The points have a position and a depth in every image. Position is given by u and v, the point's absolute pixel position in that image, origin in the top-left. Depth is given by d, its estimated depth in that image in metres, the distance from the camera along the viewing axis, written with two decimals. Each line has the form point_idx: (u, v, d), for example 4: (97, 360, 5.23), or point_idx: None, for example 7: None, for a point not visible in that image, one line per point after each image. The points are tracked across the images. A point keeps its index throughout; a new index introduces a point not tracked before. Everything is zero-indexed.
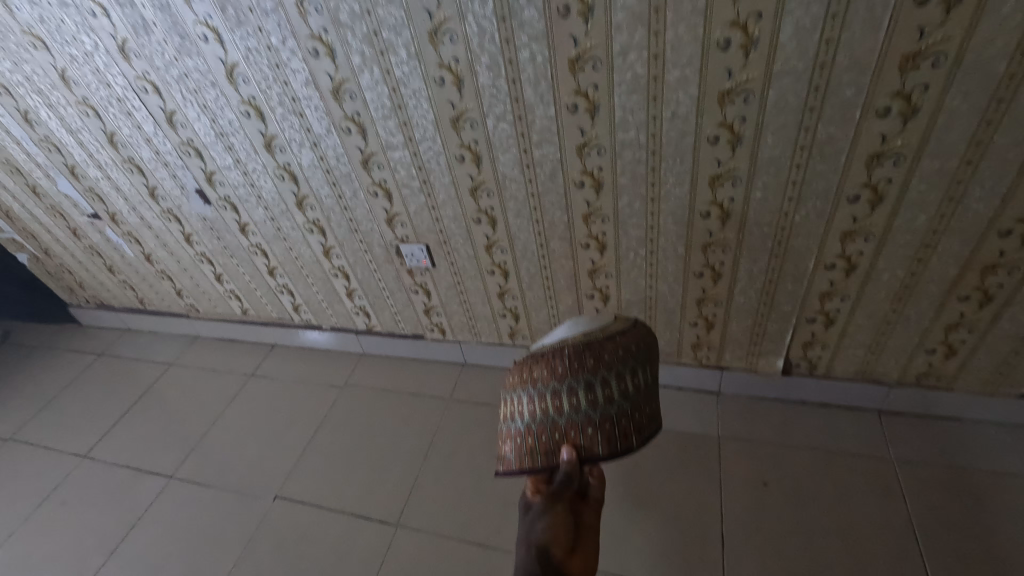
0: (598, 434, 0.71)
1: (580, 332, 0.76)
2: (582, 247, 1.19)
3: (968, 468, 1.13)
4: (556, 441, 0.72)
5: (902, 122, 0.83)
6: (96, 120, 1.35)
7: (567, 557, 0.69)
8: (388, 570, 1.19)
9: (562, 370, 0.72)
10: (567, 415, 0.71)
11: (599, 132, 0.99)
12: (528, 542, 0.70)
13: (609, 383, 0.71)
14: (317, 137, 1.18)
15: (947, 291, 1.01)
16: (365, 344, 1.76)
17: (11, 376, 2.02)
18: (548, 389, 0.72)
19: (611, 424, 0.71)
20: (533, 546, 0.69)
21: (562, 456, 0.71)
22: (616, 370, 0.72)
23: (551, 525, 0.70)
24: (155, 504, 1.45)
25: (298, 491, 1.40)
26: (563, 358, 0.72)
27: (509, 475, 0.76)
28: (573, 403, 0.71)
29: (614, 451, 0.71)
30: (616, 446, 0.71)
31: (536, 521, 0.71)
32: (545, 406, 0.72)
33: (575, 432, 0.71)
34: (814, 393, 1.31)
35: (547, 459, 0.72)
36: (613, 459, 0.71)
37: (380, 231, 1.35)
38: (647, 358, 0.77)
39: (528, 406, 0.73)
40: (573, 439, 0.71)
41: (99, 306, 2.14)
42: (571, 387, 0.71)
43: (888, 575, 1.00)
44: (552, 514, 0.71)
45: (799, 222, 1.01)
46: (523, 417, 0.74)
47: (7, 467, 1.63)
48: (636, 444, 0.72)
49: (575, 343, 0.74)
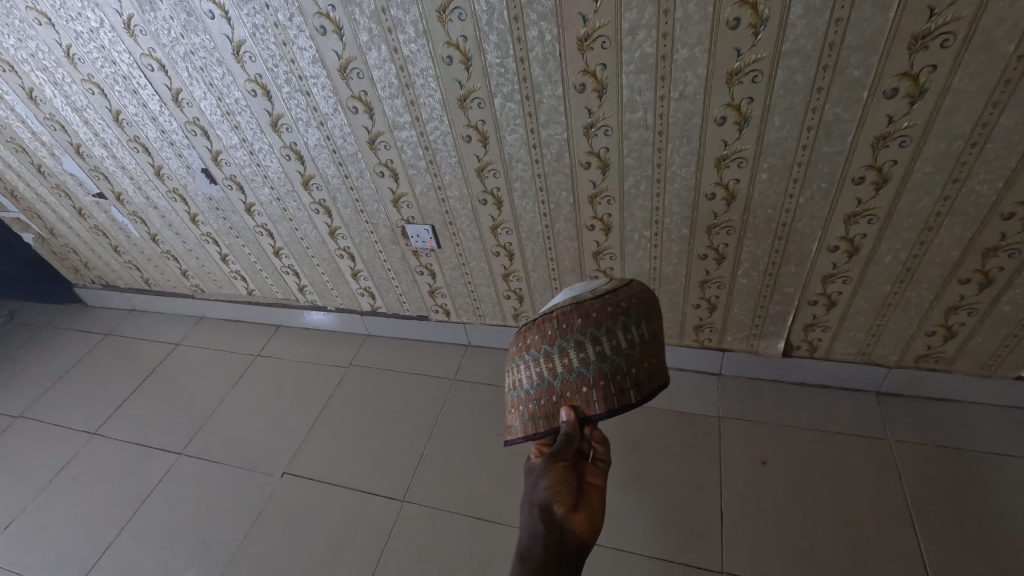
0: (593, 391, 0.71)
1: (573, 296, 0.78)
2: (587, 228, 1.20)
3: (963, 448, 1.16)
4: (554, 404, 0.74)
5: (909, 103, 0.83)
6: (102, 98, 1.35)
7: (570, 513, 0.68)
8: (394, 543, 1.22)
9: (553, 333, 0.74)
10: (561, 376, 0.73)
11: (606, 112, 0.99)
12: (530, 502, 0.70)
13: (600, 340, 0.72)
14: (324, 117, 1.18)
15: (948, 274, 1.02)
16: (369, 325, 1.78)
17: (19, 355, 2.04)
18: (541, 352, 0.74)
19: (605, 381, 0.71)
20: (535, 505, 0.69)
21: (562, 417, 0.73)
22: (606, 327, 0.72)
23: (551, 483, 0.70)
24: (165, 480, 1.48)
25: (306, 468, 1.43)
26: (554, 322, 0.75)
27: (517, 442, 0.79)
28: (565, 363, 0.72)
29: (612, 408, 0.71)
30: (613, 402, 0.71)
31: (537, 481, 0.71)
32: (540, 369, 0.74)
33: (571, 392, 0.73)
34: (813, 374, 1.33)
35: (548, 422, 0.75)
36: (611, 415, 0.72)
37: (385, 212, 1.35)
38: (642, 312, 0.76)
39: (526, 372, 0.76)
40: (570, 400, 0.73)
41: (104, 286, 2.15)
42: (562, 347, 0.73)
43: (882, 549, 1.03)
44: (554, 471, 0.71)
45: (803, 204, 1.01)
46: (523, 383, 0.77)
47: (19, 443, 1.66)
48: (634, 399, 0.72)
49: (565, 306, 0.75)
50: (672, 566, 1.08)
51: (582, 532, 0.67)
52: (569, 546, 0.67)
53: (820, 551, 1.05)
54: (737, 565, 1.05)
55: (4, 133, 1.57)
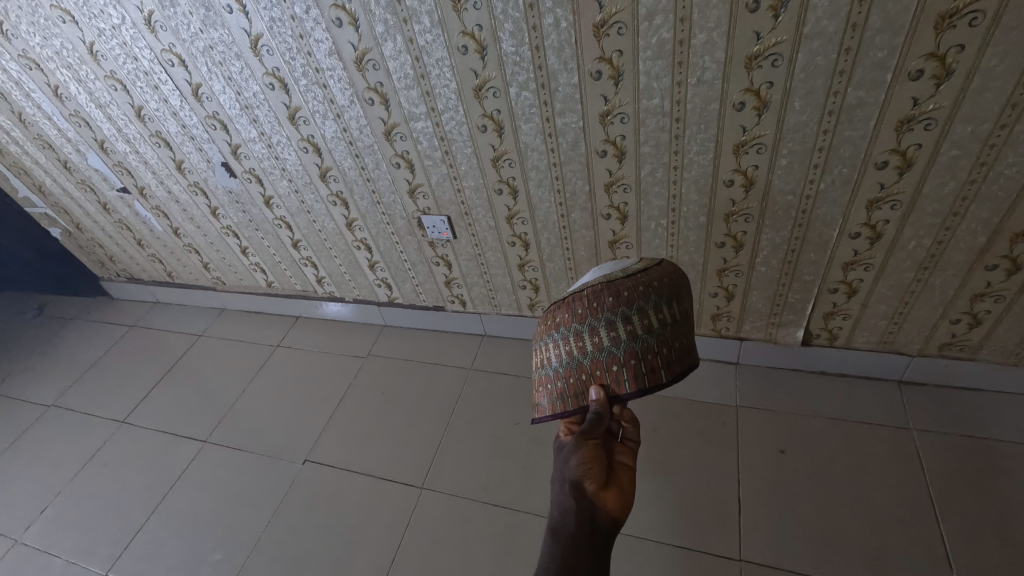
0: (624, 370, 0.72)
1: (602, 275, 0.78)
2: (603, 217, 1.20)
3: (987, 438, 1.14)
4: (584, 383, 0.74)
5: (935, 85, 0.81)
6: (124, 94, 1.37)
7: (601, 490, 0.67)
8: (414, 529, 1.24)
9: (583, 312, 0.74)
10: (591, 355, 0.73)
11: (622, 99, 0.99)
12: (561, 479, 0.69)
13: (631, 319, 0.72)
14: (340, 109, 1.19)
15: (974, 260, 1.00)
16: (387, 316, 1.80)
17: (49, 346, 2.10)
18: (571, 331, 0.75)
19: (636, 360, 0.72)
20: (566, 481, 0.68)
21: (592, 396, 0.74)
22: (637, 306, 0.72)
23: (583, 460, 0.69)
24: (192, 466, 1.52)
25: (327, 455, 1.46)
26: (584, 301, 0.75)
27: (544, 420, 0.80)
28: (596, 342, 0.73)
29: (643, 387, 0.72)
30: (644, 381, 0.72)
31: (569, 458, 0.70)
32: (570, 348, 0.74)
33: (601, 370, 0.73)
34: (833, 363, 1.32)
35: (577, 401, 0.76)
36: (642, 394, 0.72)
37: (402, 203, 1.36)
38: (672, 292, 0.76)
39: (555, 351, 0.76)
40: (600, 378, 0.73)
41: (129, 280, 2.21)
42: (592, 326, 0.73)
43: (903, 538, 1.03)
44: (585, 448, 0.70)
45: (824, 190, 1.00)
46: (551, 362, 0.77)
47: (52, 431, 1.72)
48: (665, 379, 0.72)
49: (595, 285, 0.76)
50: (690, 554, 1.08)
51: (613, 509, 0.66)
52: (601, 523, 0.65)
53: (840, 539, 1.05)
54: (755, 552, 1.06)
55: (31, 130, 1.61)
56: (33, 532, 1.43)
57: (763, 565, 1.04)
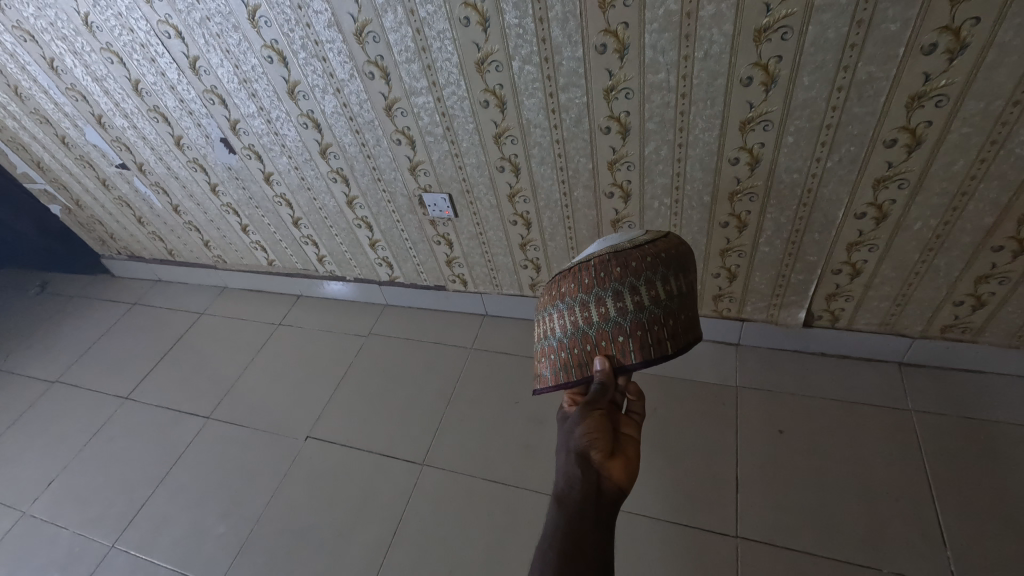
0: (630, 342, 0.72)
1: (609, 245, 0.77)
2: (606, 195, 1.18)
3: (986, 420, 1.14)
4: (588, 353, 0.75)
5: (948, 59, 0.80)
6: (121, 68, 1.35)
7: (607, 460, 0.68)
8: (415, 505, 1.25)
9: (589, 281, 0.74)
10: (597, 326, 0.73)
11: (627, 73, 0.97)
12: (566, 450, 0.69)
13: (638, 290, 0.72)
14: (340, 83, 1.17)
15: (980, 241, 0.99)
16: (388, 295, 1.80)
17: (51, 324, 2.11)
18: (576, 301, 0.74)
19: (642, 331, 0.72)
20: (572, 452, 0.68)
21: (597, 366, 0.74)
22: (645, 277, 0.72)
23: (589, 430, 0.69)
24: (195, 442, 1.53)
25: (329, 433, 1.47)
26: (590, 271, 0.74)
27: (547, 390, 0.80)
28: (602, 313, 0.73)
29: (648, 359, 0.72)
30: (649, 353, 0.72)
31: (574, 428, 0.70)
32: (575, 318, 0.74)
33: (607, 341, 0.73)
34: (834, 345, 1.32)
35: (582, 370, 0.76)
36: (647, 366, 0.73)
37: (403, 180, 1.35)
38: (679, 264, 0.76)
39: (559, 321, 0.77)
40: (606, 349, 0.73)
41: (130, 258, 2.21)
42: (598, 296, 0.73)
43: (899, 518, 1.04)
44: (591, 419, 0.70)
45: (831, 168, 0.98)
46: (555, 332, 0.77)
47: (57, 407, 1.74)
48: (670, 351, 0.73)
49: (602, 255, 0.75)
50: (687, 530, 1.10)
51: (619, 479, 0.66)
52: (607, 492, 0.65)
53: (837, 519, 1.06)
54: (752, 529, 1.07)
55: (28, 104, 1.59)
56: (40, 504, 1.45)
57: (760, 541, 1.05)
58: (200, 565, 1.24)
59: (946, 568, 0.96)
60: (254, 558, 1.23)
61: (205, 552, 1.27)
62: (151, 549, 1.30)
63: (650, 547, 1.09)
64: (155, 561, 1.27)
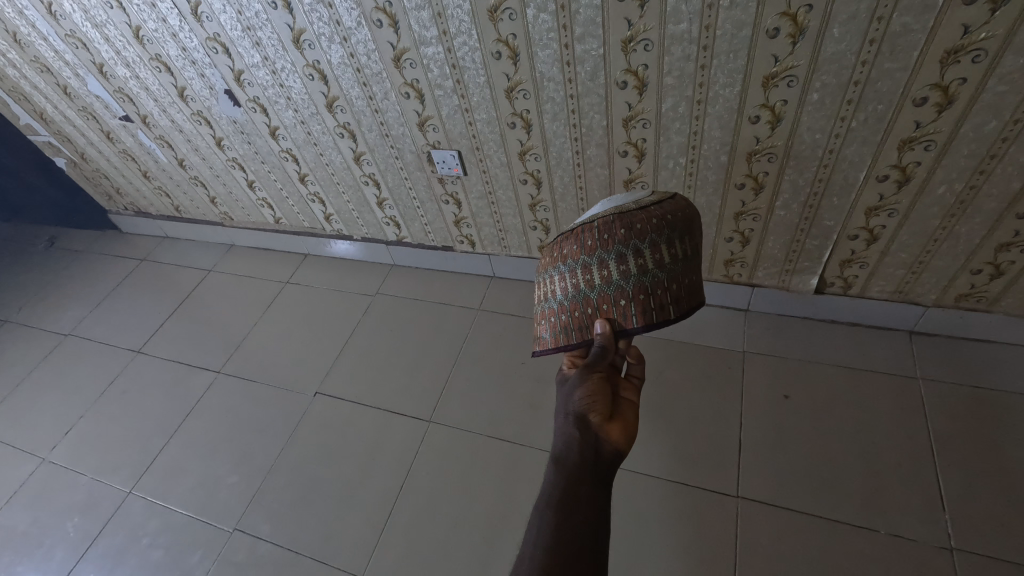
0: (632, 306, 0.71)
1: (614, 207, 0.75)
2: (620, 154, 1.15)
3: (994, 389, 1.14)
4: (589, 316, 0.74)
5: (990, 10, 0.75)
6: (121, 13, 1.31)
7: (606, 422, 0.68)
8: (422, 460, 1.28)
9: (592, 244, 0.73)
10: (598, 289, 0.72)
11: (647, 23, 0.92)
12: (565, 412, 0.69)
13: (642, 253, 0.70)
14: (347, 32, 1.13)
15: (1005, 208, 0.97)
16: (395, 255, 1.79)
17: (62, 278, 2.12)
18: (578, 264, 0.73)
19: (644, 295, 0.71)
20: (571, 414, 0.69)
21: (597, 329, 0.73)
22: (650, 240, 0.71)
23: (588, 393, 0.70)
24: (207, 395, 1.56)
25: (337, 389, 1.49)
26: (593, 232, 0.73)
27: (546, 353, 0.81)
28: (604, 276, 0.71)
29: (649, 323, 0.71)
30: (651, 317, 0.71)
31: (573, 391, 0.70)
32: (577, 281, 0.73)
33: (608, 305, 0.72)
34: (845, 312, 1.30)
35: (582, 334, 0.75)
36: (648, 330, 0.72)
37: (411, 136, 1.32)
38: (685, 226, 0.74)
39: (560, 284, 0.76)
40: (607, 313, 0.72)
41: (137, 214, 2.20)
42: (601, 259, 0.72)
43: (900, 484, 1.05)
44: (590, 381, 0.70)
45: (855, 128, 0.95)
46: (556, 295, 0.77)
47: (71, 359, 1.77)
48: (673, 315, 0.72)
49: (606, 217, 0.73)
50: (689, 489, 1.12)
51: (618, 441, 0.67)
52: (605, 453, 0.65)
53: (838, 482, 1.07)
54: (752, 490, 1.09)
55: (28, 52, 1.55)
56: (59, 451, 1.49)
57: (759, 501, 1.07)
58: (214, 512, 1.28)
59: (943, 530, 0.98)
60: (266, 506, 1.27)
61: (219, 500, 1.31)
62: (167, 496, 1.34)
63: (652, 505, 1.11)
64: (171, 508, 1.31)
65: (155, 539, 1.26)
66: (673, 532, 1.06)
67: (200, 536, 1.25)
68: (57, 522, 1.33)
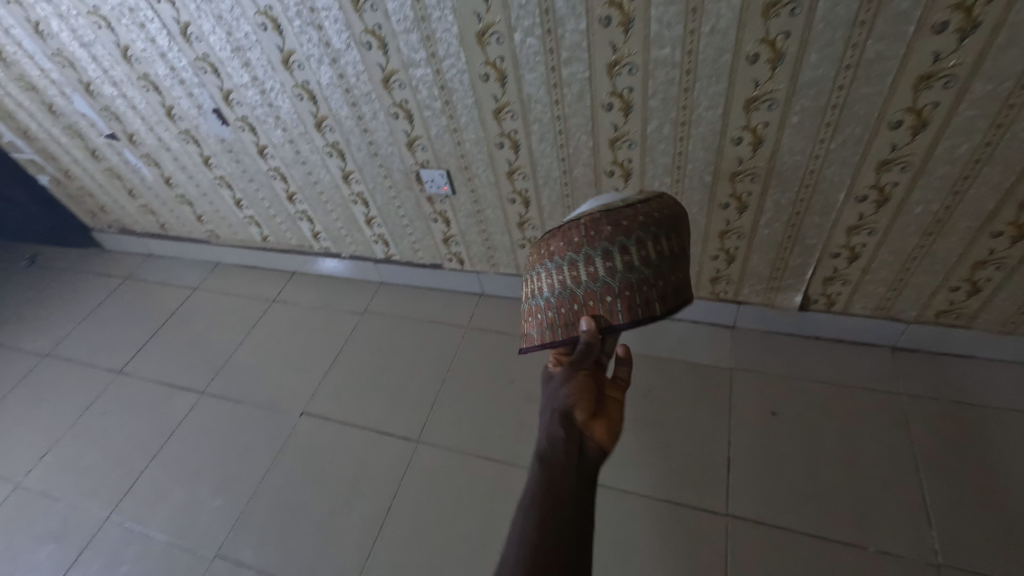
0: (617, 300, 0.72)
1: (601, 206, 0.78)
2: (607, 174, 1.17)
3: (975, 404, 1.16)
4: (576, 312, 0.75)
5: (959, 39, 0.78)
6: (109, 33, 1.31)
7: (590, 420, 0.68)
8: (410, 481, 1.26)
9: (579, 241, 0.74)
10: (584, 285, 0.74)
11: (631, 48, 0.95)
12: (550, 409, 0.69)
13: (626, 250, 0.72)
14: (337, 53, 1.14)
15: (980, 227, 1.00)
16: (383, 273, 1.78)
17: (42, 297, 2.08)
18: (565, 261, 0.75)
19: (629, 291, 0.72)
20: (555, 411, 0.68)
21: (584, 327, 0.74)
22: (634, 237, 0.73)
23: (573, 390, 0.69)
24: (189, 417, 1.53)
25: (323, 409, 1.47)
26: (580, 230, 0.75)
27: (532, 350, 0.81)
28: (591, 272, 0.73)
29: (635, 318, 0.73)
30: (636, 312, 0.72)
31: (557, 389, 0.70)
32: (564, 278, 0.75)
33: (593, 300, 0.74)
34: (829, 329, 1.32)
35: (567, 330, 0.76)
36: (634, 325, 0.73)
37: (399, 155, 1.33)
38: (669, 226, 0.76)
39: (548, 281, 0.77)
40: (593, 309, 0.74)
41: (121, 231, 2.17)
42: (587, 256, 0.73)
43: (887, 500, 1.05)
44: (574, 378, 0.70)
45: (834, 149, 0.97)
46: (543, 292, 0.77)
47: (49, 380, 1.72)
48: (657, 310, 0.73)
49: (594, 215, 0.75)
50: (679, 507, 1.11)
51: (602, 439, 0.66)
52: (590, 448, 0.65)
53: (827, 499, 1.07)
54: (741, 508, 1.09)
55: (13, 70, 1.54)
56: (34, 476, 1.45)
57: (749, 519, 1.07)
58: (196, 538, 1.25)
59: (930, 547, 0.98)
60: (249, 530, 1.24)
61: (201, 525, 1.27)
62: (146, 521, 1.30)
63: (641, 523, 1.10)
64: (151, 534, 1.28)
65: (133, 567, 1.22)
66: (663, 552, 1.05)
67: (180, 563, 1.21)
68: (31, 551, 1.28)
